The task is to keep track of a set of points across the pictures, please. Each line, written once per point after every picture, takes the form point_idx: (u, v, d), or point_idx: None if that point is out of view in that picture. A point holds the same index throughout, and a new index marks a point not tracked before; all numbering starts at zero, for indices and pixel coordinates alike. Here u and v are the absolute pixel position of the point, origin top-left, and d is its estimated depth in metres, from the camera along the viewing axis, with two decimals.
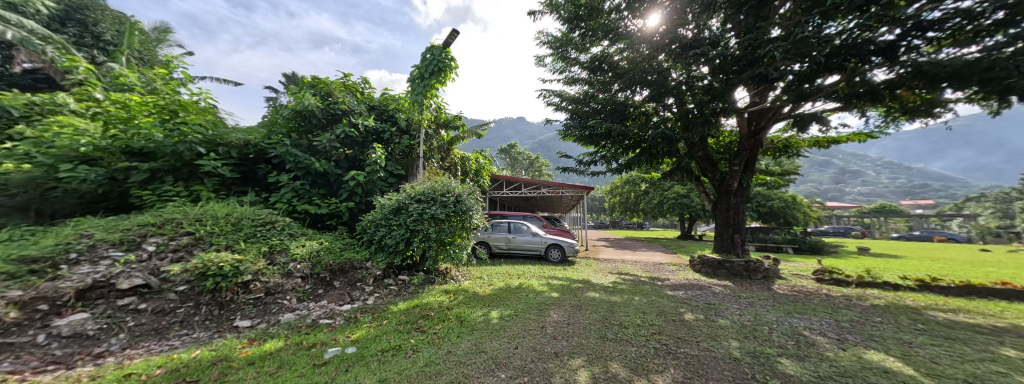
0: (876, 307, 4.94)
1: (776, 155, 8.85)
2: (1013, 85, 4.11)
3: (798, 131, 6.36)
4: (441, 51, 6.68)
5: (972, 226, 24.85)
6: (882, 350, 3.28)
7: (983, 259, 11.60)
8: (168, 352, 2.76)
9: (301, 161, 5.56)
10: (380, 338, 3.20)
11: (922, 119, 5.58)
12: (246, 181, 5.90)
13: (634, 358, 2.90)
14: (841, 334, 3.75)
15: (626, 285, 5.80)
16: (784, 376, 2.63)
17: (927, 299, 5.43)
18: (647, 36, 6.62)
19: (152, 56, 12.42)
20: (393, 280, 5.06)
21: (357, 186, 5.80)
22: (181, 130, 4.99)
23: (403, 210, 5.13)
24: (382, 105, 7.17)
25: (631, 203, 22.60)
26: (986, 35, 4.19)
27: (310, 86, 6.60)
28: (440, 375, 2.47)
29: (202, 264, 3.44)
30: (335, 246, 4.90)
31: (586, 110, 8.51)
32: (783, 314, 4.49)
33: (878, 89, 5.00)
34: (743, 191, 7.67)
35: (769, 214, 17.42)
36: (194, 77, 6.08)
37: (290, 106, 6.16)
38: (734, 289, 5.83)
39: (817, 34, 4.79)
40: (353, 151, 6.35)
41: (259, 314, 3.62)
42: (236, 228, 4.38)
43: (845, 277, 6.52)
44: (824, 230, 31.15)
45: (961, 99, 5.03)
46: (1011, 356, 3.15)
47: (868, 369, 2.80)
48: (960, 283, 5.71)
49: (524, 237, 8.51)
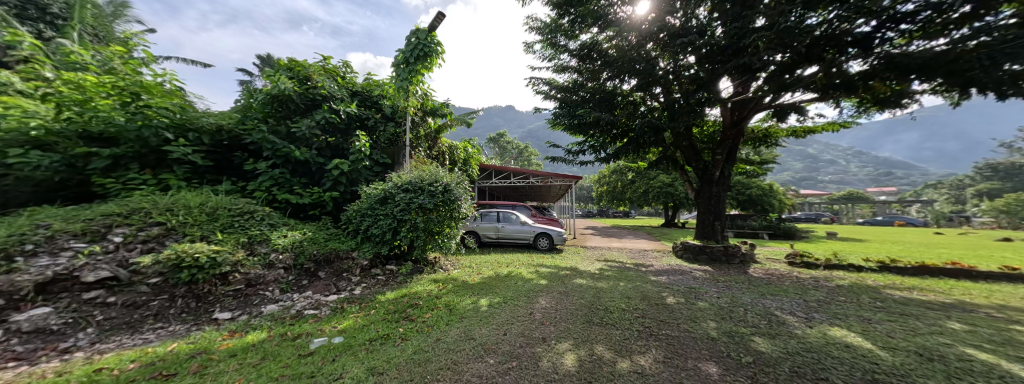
0: (839, 287, 5.32)
1: (755, 145, 9.12)
2: (974, 77, 4.39)
3: (778, 121, 6.58)
4: (427, 34, 6.45)
5: (929, 211, 26.73)
6: (844, 326, 3.55)
7: (941, 242, 12.44)
8: (142, 346, 2.67)
9: (279, 149, 5.36)
10: (368, 328, 3.19)
11: (890, 110, 5.86)
12: (221, 169, 5.62)
13: (618, 341, 3.01)
14: (809, 313, 4.02)
15: (613, 271, 5.96)
16: (756, 353, 2.81)
17: (886, 279, 5.84)
18: (636, 24, 6.45)
19: (107, 33, 11.38)
20: (381, 270, 5.06)
21: (341, 175, 5.64)
22: (145, 113, 4.69)
23: (390, 199, 5.07)
24: (365, 90, 6.89)
25: (618, 192, 22.95)
26: (953, 28, 4.42)
27: (286, 69, 6.24)
28: (429, 362, 2.50)
29: (175, 255, 3.27)
30: (319, 236, 4.82)
31: (575, 98, 8.45)
32: (757, 296, 4.75)
33: (854, 81, 5.23)
34: (725, 180, 7.89)
35: (748, 202, 18.11)
36: (157, 57, 5.65)
37: (264, 89, 5.82)
38: (713, 273, 6.11)
39: (799, 25, 4.90)
40: (335, 139, 6.15)
41: (240, 307, 3.57)
42: (211, 218, 4.19)
43: (813, 260, 6.94)
44: (796, 217, 32.74)
45: (927, 90, 5.29)
46: (956, 329, 3.46)
47: (832, 344, 3.03)
48: (915, 264, 6.19)
49: (513, 226, 8.53)
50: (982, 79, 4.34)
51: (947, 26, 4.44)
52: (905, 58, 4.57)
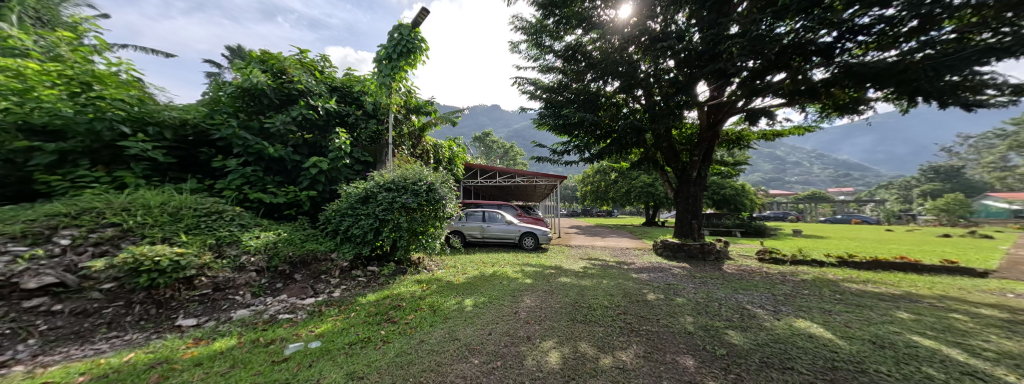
0: (803, 281, 5.68)
1: (729, 147, 9.53)
2: (920, 86, 4.80)
3: (750, 125, 6.92)
4: (410, 30, 6.39)
5: (882, 210, 28.92)
6: (808, 318, 3.79)
7: (892, 238, 13.49)
8: (93, 357, 2.47)
9: (251, 146, 5.09)
10: (347, 331, 3.10)
11: (849, 116, 6.31)
12: (185, 166, 5.26)
13: (600, 337, 3.08)
14: (776, 306, 4.26)
15: (596, 270, 6.07)
16: (728, 345, 2.96)
17: (845, 273, 6.27)
18: (618, 27, 6.69)
19: (55, 16, 10.38)
20: (362, 272, 4.92)
21: (319, 173, 5.42)
22: (98, 106, 4.35)
23: (372, 198, 4.94)
24: (345, 86, 6.66)
25: (602, 192, 23.41)
26: (902, 41, 4.79)
27: (259, 61, 5.94)
28: (412, 365, 2.46)
29: (132, 259, 3.04)
30: (295, 237, 4.64)
31: (560, 99, 8.53)
32: (731, 291, 4.98)
33: (817, 87, 5.59)
34: (702, 181, 8.20)
35: (722, 201, 18.95)
36: (111, 45, 5.23)
37: (235, 82, 5.51)
38: (690, 270, 6.37)
39: (769, 33, 5.16)
40: (313, 136, 5.90)
41: (207, 312, 3.36)
42: (174, 218, 3.92)
43: (781, 256, 7.36)
44: (765, 216, 34.59)
45: (880, 98, 5.73)
46: (904, 318, 3.78)
47: (796, 335, 3.23)
48: (870, 259, 6.69)
49: (498, 226, 8.52)
50: (926, 88, 4.75)
51: (897, 39, 4.82)
52: (862, 67, 4.93)
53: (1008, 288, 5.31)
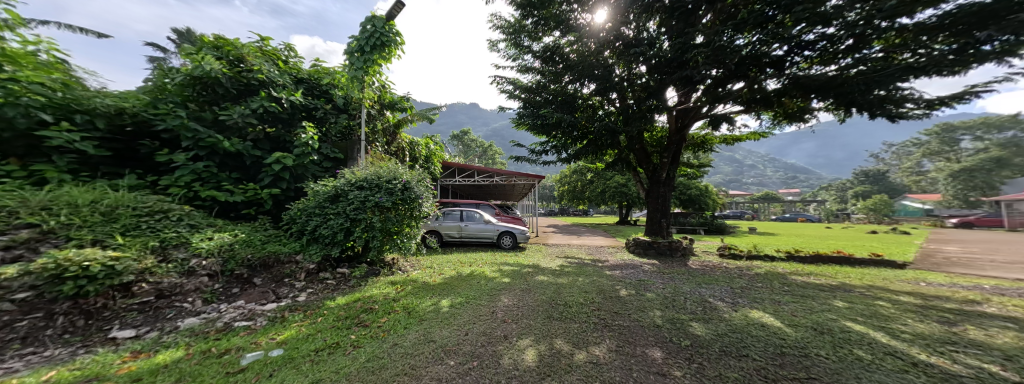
0: (757, 275, 6.17)
1: (695, 150, 10.11)
2: (855, 98, 5.37)
3: (712, 129, 7.39)
4: (384, 23, 6.12)
5: (823, 209, 32.03)
6: (761, 308, 4.12)
7: (832, 235, 14.95)
8: (2, 378, 2.12)
9: (203, 139, 4.66)
10: (314, 337, 2.93)
11: (796, 123, 6.92)
12: (121, 159, 4.71)
13: (575, 334, 3.16)
14: (734, 299, 4.59)
15: (572, 268, 6.20)
16: (692, 336, 3.15)
17: (792, 267, 6.89)
18: (594, 32, 6.93)
19: None
20: (330, 274, 4.69)
21: (283, 170, 5.07)
22: (9, 89, 3.77)
23: (342, 197, 4.72)
24: (313, 78, 6.29)
25: (578, 192, 23.96)
26: (840, 57, 5.32)
27: (212, 47, 5.43)
28: (384, 369, 2.37)
29: (54, 264, 2.65)
30: (254, 238, 4.34)
31: (539, 99, 8.62)
32: (694, 286, 5.30)
33: (770, 97, 6.08)
34: (670, 181, 8.61)
35: (688, 201, 20.09)
36: (28, 20, 4.55)
37: (184, 69, 5.01)
38: (659, 266, 6.69)
39: (730, 44, 5.52)
40: (276, 130, 5.51)
41: (148, 322, 3.02)
42: (108, 219, 3.51)
43: (739, 252, 7.94)
44: (724, 214, 37.16)
45: (822, 108, 6.34)
46: (839, 306, 4.22)
47: (751, 324, 3.50)
48: (813, 253, 7.39)
49: (476, 225, 8.44)
50: (859, 99, 5.32)
51: (836, 56, 5.36)
52: (808, 80, 5.42)
53: (921, 277, 6.09)
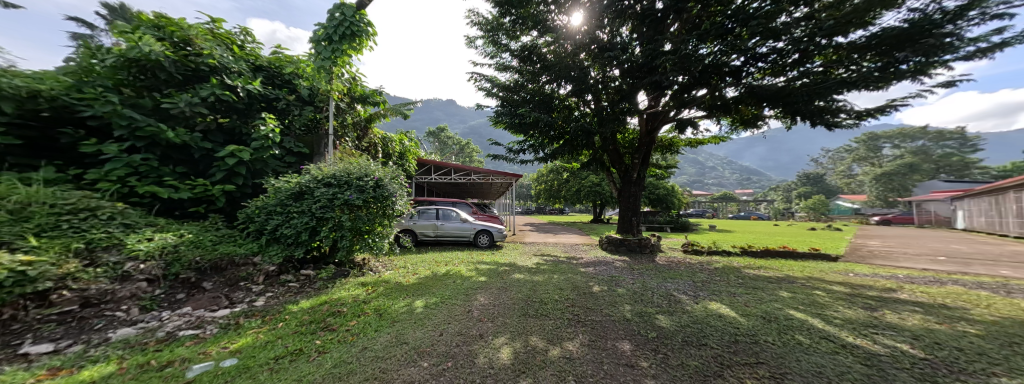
0: (715, 269, 6.63)
1: (663, 152, 10.63)
2: (799, 107, 5.91)
3: (678, 132, 7.80)
4: (355, 11, 5.78)
5: (771, 208, 35.09)
6: (719, 300, 4.43)
7: (779, 232, 16.40)
8: None
9: (142, 128, 4.16)
10: (273, 344, 2.72)
11: (750, 129, 7.50)
12: (35, 149, 4.10)
13: (550, 330, 3.21)
14: (695, 292, 4.90)
15: (547, 265, 6.29)
16: (658, 328, 3.32)
17: (745, 261, 7.47)
18: (571, 34, 6.93)
19: None
20: (293, 276, 4.39)
21: (238, 165, 4.66)
22: None
23: (307, 194, 4.44)
24: (273, 66, 5.84)
25: (554, 191, 24.38)
26: (789, 69, 5.83)
27: (151, 27, 4.85)
28: (352, 375, 2.26)
29: None
30: (202, 238, 3.98)
31: (516, 98, 8.66)
32: (661, 280, 5.59)
33: (729, 104, 6.53)
34: (641, 181, 8.96)
35: (656, 200, 21.13)
36: None
37: (117, 50, 4.44)
38: (630, 262, 6.99)
39: (695, 53, 5.84)
40: (230, 121, 5.05)
41: (70, 335, 2.58)
42: (19, 217, 3.03)
43: (699, 248, 8.48)
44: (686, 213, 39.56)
45: (773, 115, 6.91)
46: (784, 296, 4.65)
47: (709, 315, 3.75)
48: (763, 249, 8.06)
49: (452, 224, 8.30)
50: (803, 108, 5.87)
51: (784, 68, 5.87)
52: (761, 89, 5.88)
53: (850, 269, 6.86)
